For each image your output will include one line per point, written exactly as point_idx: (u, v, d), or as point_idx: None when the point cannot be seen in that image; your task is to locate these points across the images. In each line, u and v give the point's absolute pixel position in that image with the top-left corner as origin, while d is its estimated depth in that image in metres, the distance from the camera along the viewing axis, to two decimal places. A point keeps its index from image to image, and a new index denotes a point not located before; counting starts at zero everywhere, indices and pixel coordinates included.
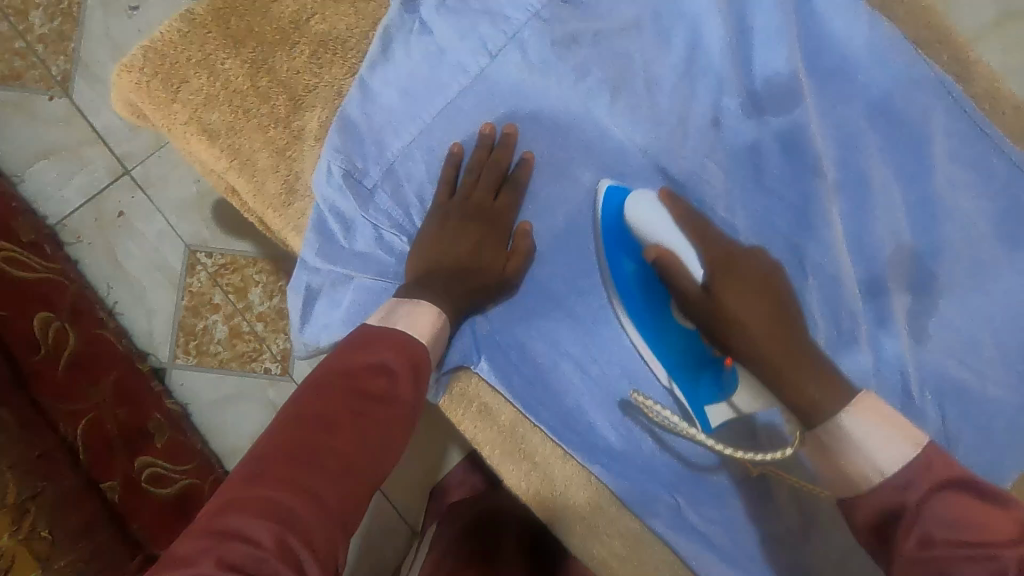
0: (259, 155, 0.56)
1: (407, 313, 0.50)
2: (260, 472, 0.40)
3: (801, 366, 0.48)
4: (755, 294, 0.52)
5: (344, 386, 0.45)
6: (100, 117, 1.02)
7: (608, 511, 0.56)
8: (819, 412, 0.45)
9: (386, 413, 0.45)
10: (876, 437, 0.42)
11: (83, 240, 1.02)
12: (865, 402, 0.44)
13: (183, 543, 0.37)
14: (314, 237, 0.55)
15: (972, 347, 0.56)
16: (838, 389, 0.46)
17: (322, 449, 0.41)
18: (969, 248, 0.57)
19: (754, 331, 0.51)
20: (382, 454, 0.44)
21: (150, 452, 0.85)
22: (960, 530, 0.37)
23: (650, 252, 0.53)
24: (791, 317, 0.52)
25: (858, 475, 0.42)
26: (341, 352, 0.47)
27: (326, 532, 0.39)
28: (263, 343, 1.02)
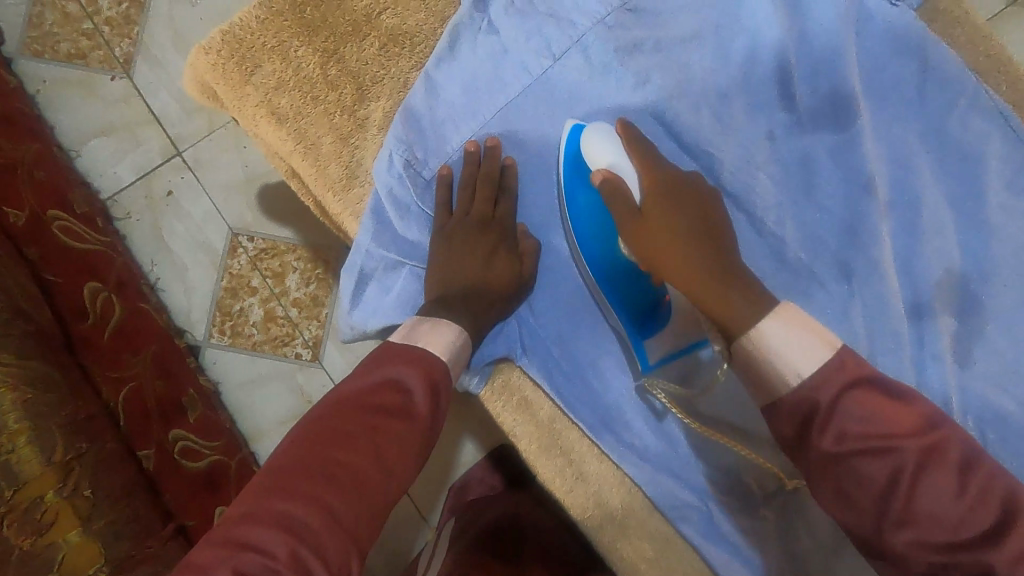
0: (324, 140, 0.58)
1: (426, 331, 0.51)
2: (277, 484, 0.42)
3: (727, 285, 0.46)
4: (686, 218, 0.51)
5: (361, 401, 0.46)
6: (157, 99, 1.06)
7: (640, 513, 0.57)
8: (740, 325, 0.44)
9: (402, 429, 0.46)
10: (790, 343, 0.42)
11: (131, 216, 1.05)
12: (785, 311, 0.43)
13: (202, 548, 0.39)
14: (370, 220, 0.56)
15: (1018, 375, 0.56)
16: (757, 303, 0.45)
17: (338, 463, 0.43)
18: (1021, 277, 0.57)
19: (678, 253, 0.49)
20: (397, 471, 0.45)
21: (184, 426, 0.88)
22: (870, 426, 0.40)
23: (598, 175, 0.54)
24: (723, 243, 0.50)
25: (775, 377, 0.42)
26: (361, 369, 0.49)
27: (340, 547, 0.40)
28: (297, 328, 1.04)
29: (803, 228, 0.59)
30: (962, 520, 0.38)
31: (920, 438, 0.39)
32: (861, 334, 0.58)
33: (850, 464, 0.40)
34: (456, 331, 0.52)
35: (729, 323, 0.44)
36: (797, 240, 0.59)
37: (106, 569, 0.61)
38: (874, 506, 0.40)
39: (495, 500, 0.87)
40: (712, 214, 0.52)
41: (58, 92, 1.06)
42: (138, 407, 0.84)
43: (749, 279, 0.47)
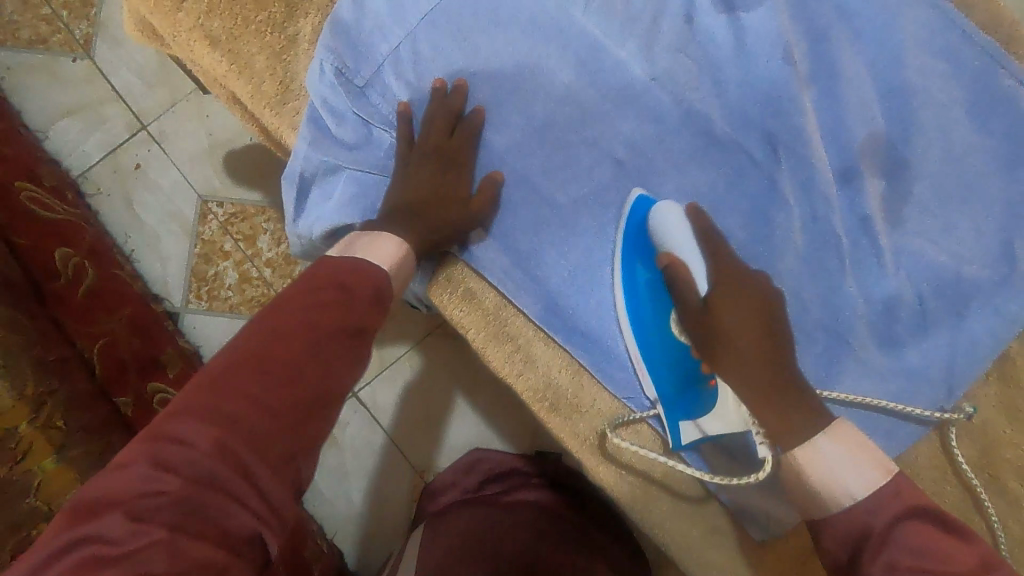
0: (257, 58, 0.60)
1: (367, 246, 0.52)
2: (205, 383, 0.41)
3: (790, 398, 0.49)
4: (751, 321, 0.52)
5: (293, 302, 0.46)
6: (119, 77, 1.08)
7: (590, 389, 0.59)
8: (794, 437, 0.47)
9: (336, 327, 0.45)
10: (848, 466, 0.44)
11: (103, 192, 1.07)
12: (836, 429, 0.46)
13: (132, 445, 0.39)
14: (307, 129, 0.59)
15: (947, 227, 0.58)
16: (813, 417, 0.48)
17: (269, 360, 0.42)
18: (942, 135, 0.58)
19: (745, 353, 0.51)
20: (333, 366, 0.45)
21: (162, 379, 0.94)
22: (922, 559, 0.40)
23: (664, 258, 0.54)
24: (783, 342, 0.52)
25: (830, 497, 0.44)
26: (306, 276, 0.48)
27: (275, 441, 0.40)
28: (271, 288, 1.06)
29: (727, 106, 0.60)
30: None
31: None
32: (790, 201, 0.60)
33: None
34: (400, 245, 0.54)
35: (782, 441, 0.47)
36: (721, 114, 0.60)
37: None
38: None
39: (521, 471, 0.96)
40: (771, 307, 0.53)
41: (21, 76, 1.08)
42: (113, 360, 0.91)
43: (802, 385, 0.50)
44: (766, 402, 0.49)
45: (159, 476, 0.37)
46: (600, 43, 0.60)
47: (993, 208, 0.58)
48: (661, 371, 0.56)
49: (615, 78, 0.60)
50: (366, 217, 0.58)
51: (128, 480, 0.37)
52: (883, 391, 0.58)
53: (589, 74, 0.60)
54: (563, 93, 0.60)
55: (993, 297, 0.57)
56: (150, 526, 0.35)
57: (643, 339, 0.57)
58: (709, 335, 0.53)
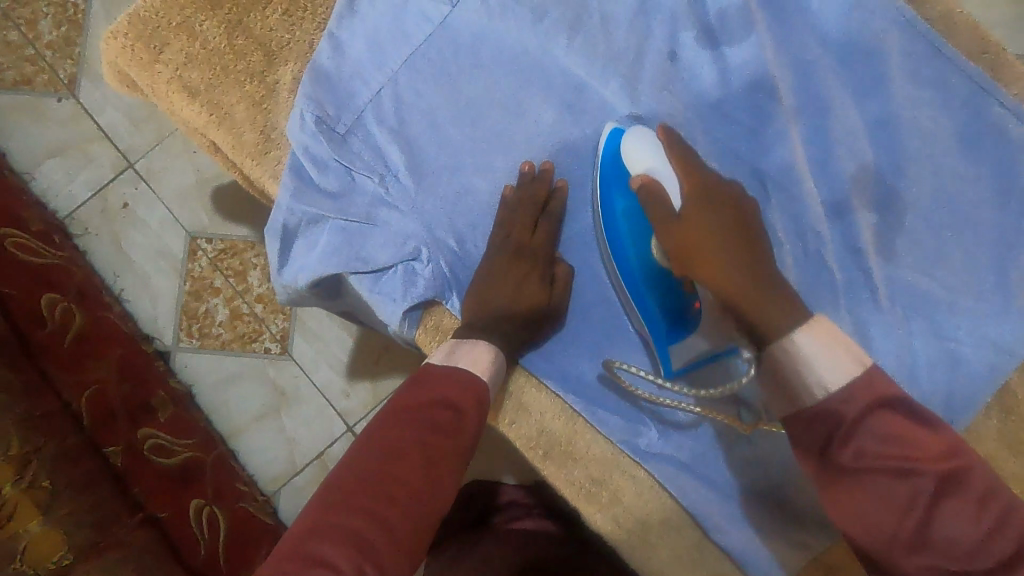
0: (237, 108, 0.59)
1: (468, 351, 0.52)
2: (334, 503, 0.43)
3: (766, 295, 0.47)
4: (720, 237, 0.51)
5: (412, 417, 0.48)
6: (104, 115, 1.07)
7: (585, 435, 0.58)
8: (775, 326, 0.45)
9: (450, 444, 0.47)
10: (822, 355, 0.42)
11: (90, 231, 1.06)
12: (817, 324, 0.43)
13: (272, 563, 0.39)
14: (289, 179, 0.57)
15: (941, 258, 0.57)
16: (792, 313, 0.45)
17: (389, 479, 0.44)
18: (931, 165, 0.58)
19: (710, 258, 0.50)
20: (444, 487, 0.46)
21: (153, 425, 0.93)
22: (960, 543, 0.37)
23: (638, 198, 0.55)
24: (756, 249, 0.50)
25: (803, 380, 0.42)
26: (414, 385, 0.51)
27: (394, 561, 0.41)
28: (262, 324, 1.05)
29: (712, 142, 0.60)
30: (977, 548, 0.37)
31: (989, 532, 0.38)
32: (781, 236, 0.59)
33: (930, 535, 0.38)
34: (489, 350, 0.53)
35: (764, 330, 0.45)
36: (707, 151, 0.60)
37: (69, 555, 0.73)
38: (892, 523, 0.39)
39: (522, 502, 0.97)
40: (749, 222, 0.52)
41: (6, 117, 1.08)
42: (103, 407, 0.91)
43: (782, 283, 0.48)
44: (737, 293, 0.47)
45: None
46: (584, 83, 0.59)
47: (986, 238, 0.57)
48: (671, 366, 0.56)
49: (600, 117, 0.60)
50: (348, 269, 0.57)
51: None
52: None
53: (573, 115, 0.59)
54: (546, 134, 0.60)
55: (991, 330, 0.57)
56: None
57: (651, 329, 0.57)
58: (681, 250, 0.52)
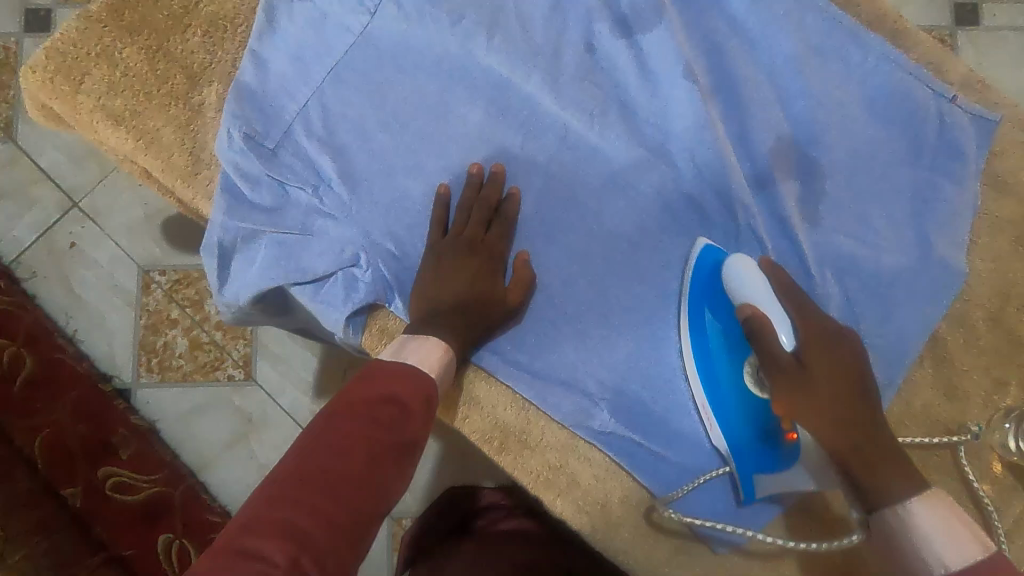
0: (164, 132, 0.59)
1: (417, 348, 0.53)
2: (272, 498, 0.42)
3: (885, 465, 0.47)
4: (845, 380, 0.50)
5: (355, 413, 0.47)
6: (45, 156, 1.06)
7: (538, 423, 0.58)
8: (886, 497, 0.46)
9: (395, 438, 0.47)
10: (938, 528, 0.43)
11: (38, 275, 1.04)
12: (935, 498, 0.45)
13: (203, 561, 0.38)
14: (221, 197, 0.58)
15: (863, 218, 0.60)
16: (909, 480, 0.46)
17: (329, 473, 0.44)
18: (845, 131, 0.60)
19: (818, 381, 0.49)
20: (389, 482, 0.46)
21: (115, 462, 0.94)
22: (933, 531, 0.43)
23: (743, 310, 0.52)
24: (869, 390, 0.50)
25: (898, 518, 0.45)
26: (358, 381, 0.50)
27: (335, 555, 0.41)
28: (224, 351, 1.04)
29: (637, 125, 0.61)
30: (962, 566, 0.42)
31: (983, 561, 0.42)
32: (712, 210, 0.60)
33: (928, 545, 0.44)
34: (439, 347, 0.53)
35: (871, 497, 0.46)
36: (633, 135, 0.61)
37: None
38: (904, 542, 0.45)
39: (501, 504, 0.98)
40: (861, 370, 0.51)
41: None
42: (59, 450, 0.93)
43: (898, 446, 0.49)
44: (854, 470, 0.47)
45: None
46: (506, 80, 0.61)
47: (902, 196, 0.60)
48: (734, 433, 0.55)
49: (525, 111, 0.61)
50: (289, 280, 0.57)
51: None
52: None
53: (499, 112, 0.61)
54: (475, 132, 0.60)
55: (915, 282, 0.59)
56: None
57: (715, 394, 0.56)
58: (793, 403, 0.50)
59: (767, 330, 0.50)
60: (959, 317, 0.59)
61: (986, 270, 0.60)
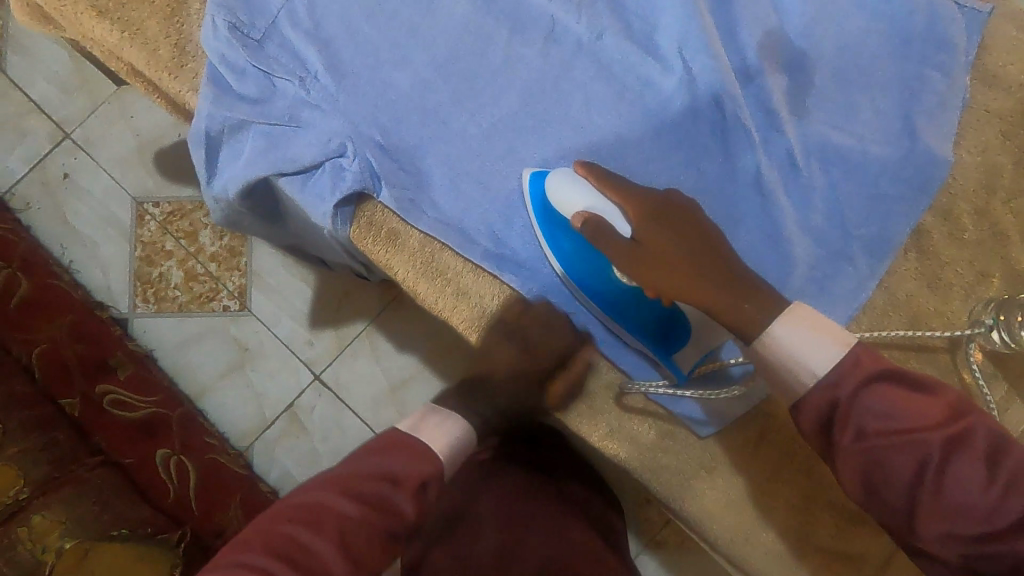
0: (148, 24, 0.59)
1: (434, 424, 0.56)
2: (239, 553, 0.46)
3: (744, 294, 0.50)
4: (687, 235, 0.52)
5: (346, 484, 0.50)
6: (35, 88, 1.05)
7: (523, 312, 0.60)
8: (753, 326, 0.49)
9: (379, 516, 0.49)
10: (805, 343, 0.47)
11: (32, 206, 1.04)
12: (795, 316, 0.48)
13: None
14: (207, 87, 0.58)
15: (850, 112, 0.60)
16: (772, 307, 0.49)
17: (307, 535, 0.47)
18: (834, 24, 0.60)
19: (668, 253, 0.51)
20: (369, 557, 0.47)
21: (112, 381, 0.95)
22: (889, 421, 0.44)
23: (579, 223, 0.53)
24: (709, 236, 0.52)
25: (796, 376, 0.47)
26: (370, 451, 0.53)
27: None
28: (218, 282, 1.04)
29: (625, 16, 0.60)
30: (990, 508, 0.42)
31: (953, 442, 0.43)
32: (701, 103, 0.60)
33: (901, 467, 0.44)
34: (463, 428, 0.57)
35: (746, 332, 0.49)
36: (622, 28, 0.60)
37: (25, 490, 0.85)
38: (903, 496, 0.44)
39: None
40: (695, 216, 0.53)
41: None
42: (56, 365, 0.94)
43: (752, 276, 0.51)
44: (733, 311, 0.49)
45: None
46: None
47: (891, 89, 0.60)
48: (634, 323, 0.57)
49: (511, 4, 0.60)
50: (274, 170, 0.57)
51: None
52: (810, 277, 0.59)
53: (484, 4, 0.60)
54: (462, 24, 0.60)
55: (903, 172, 0.59)
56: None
57: (608, 304, 0.57)
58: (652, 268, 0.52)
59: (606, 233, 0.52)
60: (944, 210, 0.60)
61: (973, 162, 0.60)
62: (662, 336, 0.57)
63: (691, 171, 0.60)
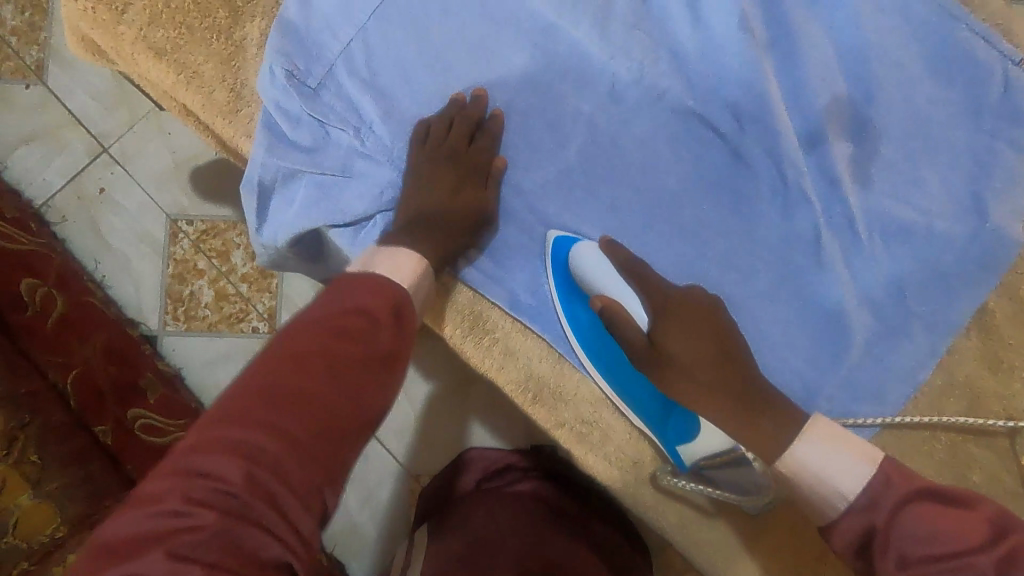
0: (204, 67, 0.58)
1: (387, 259, 0.50)
2: (228, 412, 0.39)
3: (761, 407, 0.50)
4: (707, 337, 0.53)
5: (319, 330, 0.44)
6: (75, 100, 1.05)
7: (571, 376, 0.58)
8: (774, 443, 0.48)
9: (361, 348, 0.44)
10: (826, 462, 0.45)
11: (67, 219, 1.05)
12: (817, 430, 0.47)
13: (153, 481, 0.38)
14: (263, 135, 0.57)
15: (915, 184, 0.58)
16: (788, 422, 0.49)
17: (289, 385, 0.41)
18: (902, 91, 0.58)
19: (685, 355, 0.53)
20: (363, 390, 0.43)
21: (142, 406, 0.94)
22: (931, 542, 0.40)
23: (596, 302, 0.54)
24: (732, 342, 0.53)
25: (820, 498, 0.45)
26: (331, 293, 0.47)
27: (301, 468, 0.38)
28: (249, 303, 1.04)
29: (690, 76, 0.59)
30: None
31: (995, 552, 0.38)
32: (759, 170, 0.59)
33: None
34: (417, 260, 0.51)
35: (761, 450, 0.48)
36: (685, 88, 0.59)
37: (62, 528, 0.81)
38: None
39: (517, 465, 0.98)
40: (719, 314, 0.54)
41: None
42: (89, 388, 0.92)
43: (771, 389, 0.51)
44: (747, 422, 0.50)
45: (189, 513, 0.35)
46: (555, 24, 0.59)
47: (958, 163, 0.58)
48: (644, 404, 0.57)
49: (573, 60, 0.59)
50: (327, 222, 0.57)
51: (157, 516, 0.35)
52: (866, 353, 0.57)
53: (545, 58, 0.59)
54: (520, 80, 0.59)
55: (966, 250, 0.57)
56: (190, 562, 0.34)
57: (616, 379, 0.57)
58: (668, 366, 0.53)
59: (621, 319, 0.54)
60: (1011, 290, 0.57)
61: None
62: (667, 420, 0.57)
63: (750, 238, 0.58)
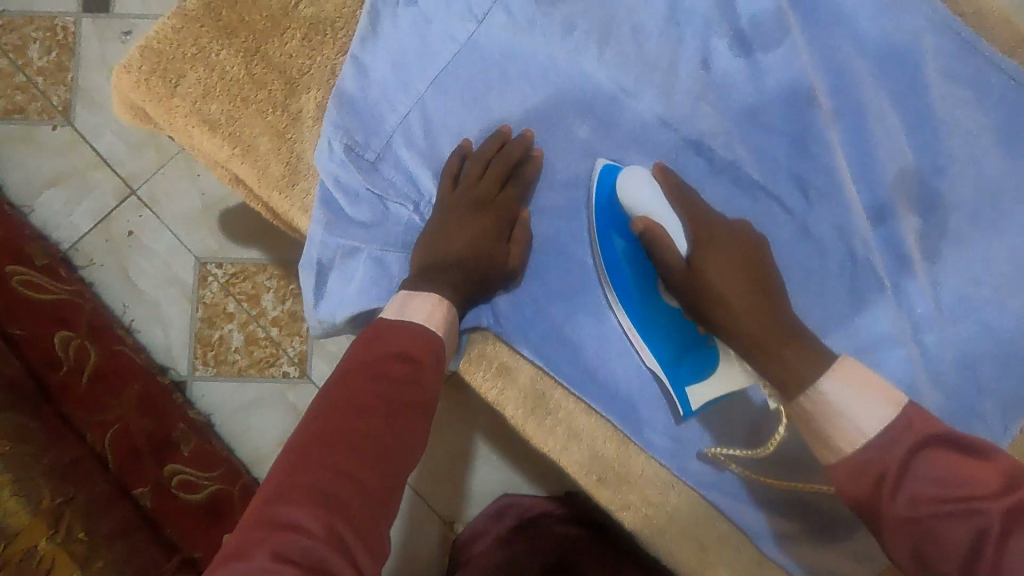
0: (260, 140, 0.57)
1: (418, 305, 0.49)
2: (301, 466, 0.40)
3: (788, 343, 0.47)
4: (745, 271, 0.52)
5: (371, 376, 0.44)
6: (102, 141, 1.04)
7: (636, 457, 0.57)
8: (802, 380, 0.45)
9: (408, 396, 0.45)
10: (851, 402, 0.42)
11: (95, 262, 1.03)
12: (845, 368, 0.43)
13: (236, 536, 0.38)
14: (321, 212, 0.55)
15: (988, 261, 0.56)
16: (818, 360, 0.45)
17: (351, 436, 0.42)
18: (973, 163, 0.56)
19: (720, 286, 0.51)
20: (411, 437, 0.44)
21: (178, 460, 0.89)
22: (945, 488, 0.37)
23: (637, 223, 0.53)
24: (772, 285, 0.52)
25: (836, 434, 0.42)
26: (371, 340, 0.47)
27: (370, 518, 0.40)
28: (279, 347, 1.02)
29: (755, 147, 0.58)
30: None
31: (1005, 499, 0.36)
32: (827, 244, 0.58)
33: (931, 527, 0.37)
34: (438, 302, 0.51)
35: (789, 386, 0.45)
36: (750, 160, 0.58)
37: None
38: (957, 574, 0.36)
39: (551, 514, 0.89)
40: (759, 251, 0.53)
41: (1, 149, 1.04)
42: (124, 446, 0.87)
43: (804, 333, 0.49)
44: (770, 354, 0.47)
45: (278, 567, 0.35)
46: (616, 95, 0.58)
47: None
48: (665, 343, 0.55)
49: (635, 132, 0.58)
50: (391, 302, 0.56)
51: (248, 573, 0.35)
52: None
53: (606, 130, 0.58)
54: (581, 152, 0.58)
55: None
56: None
57: (639, 318, 0.56)
58: (703, 296, 0.51)
59: (664, 242, 0.52)
60: None
61: None
62: (684, 360, 0.55)
63: (818, 314, 0.57)
